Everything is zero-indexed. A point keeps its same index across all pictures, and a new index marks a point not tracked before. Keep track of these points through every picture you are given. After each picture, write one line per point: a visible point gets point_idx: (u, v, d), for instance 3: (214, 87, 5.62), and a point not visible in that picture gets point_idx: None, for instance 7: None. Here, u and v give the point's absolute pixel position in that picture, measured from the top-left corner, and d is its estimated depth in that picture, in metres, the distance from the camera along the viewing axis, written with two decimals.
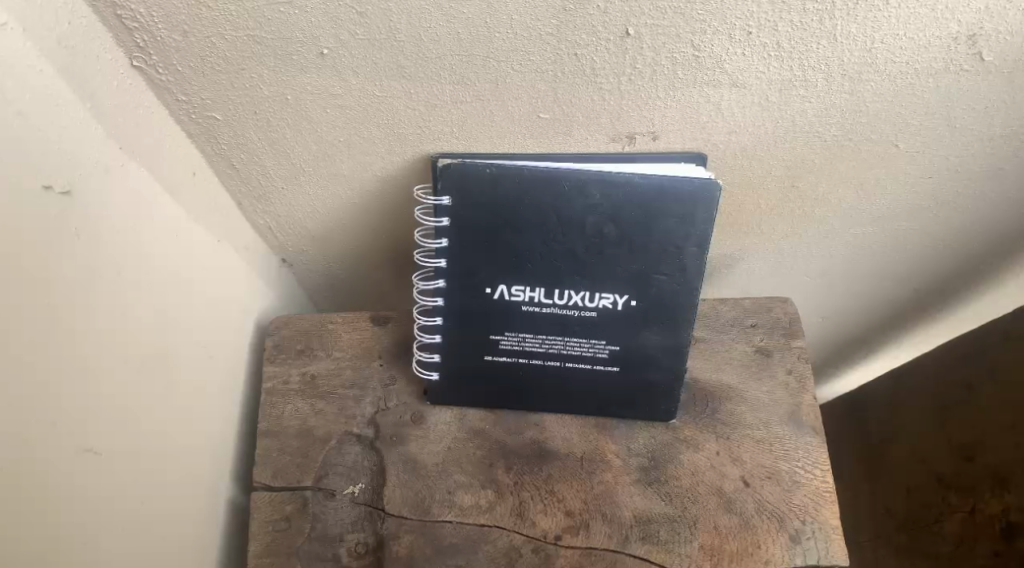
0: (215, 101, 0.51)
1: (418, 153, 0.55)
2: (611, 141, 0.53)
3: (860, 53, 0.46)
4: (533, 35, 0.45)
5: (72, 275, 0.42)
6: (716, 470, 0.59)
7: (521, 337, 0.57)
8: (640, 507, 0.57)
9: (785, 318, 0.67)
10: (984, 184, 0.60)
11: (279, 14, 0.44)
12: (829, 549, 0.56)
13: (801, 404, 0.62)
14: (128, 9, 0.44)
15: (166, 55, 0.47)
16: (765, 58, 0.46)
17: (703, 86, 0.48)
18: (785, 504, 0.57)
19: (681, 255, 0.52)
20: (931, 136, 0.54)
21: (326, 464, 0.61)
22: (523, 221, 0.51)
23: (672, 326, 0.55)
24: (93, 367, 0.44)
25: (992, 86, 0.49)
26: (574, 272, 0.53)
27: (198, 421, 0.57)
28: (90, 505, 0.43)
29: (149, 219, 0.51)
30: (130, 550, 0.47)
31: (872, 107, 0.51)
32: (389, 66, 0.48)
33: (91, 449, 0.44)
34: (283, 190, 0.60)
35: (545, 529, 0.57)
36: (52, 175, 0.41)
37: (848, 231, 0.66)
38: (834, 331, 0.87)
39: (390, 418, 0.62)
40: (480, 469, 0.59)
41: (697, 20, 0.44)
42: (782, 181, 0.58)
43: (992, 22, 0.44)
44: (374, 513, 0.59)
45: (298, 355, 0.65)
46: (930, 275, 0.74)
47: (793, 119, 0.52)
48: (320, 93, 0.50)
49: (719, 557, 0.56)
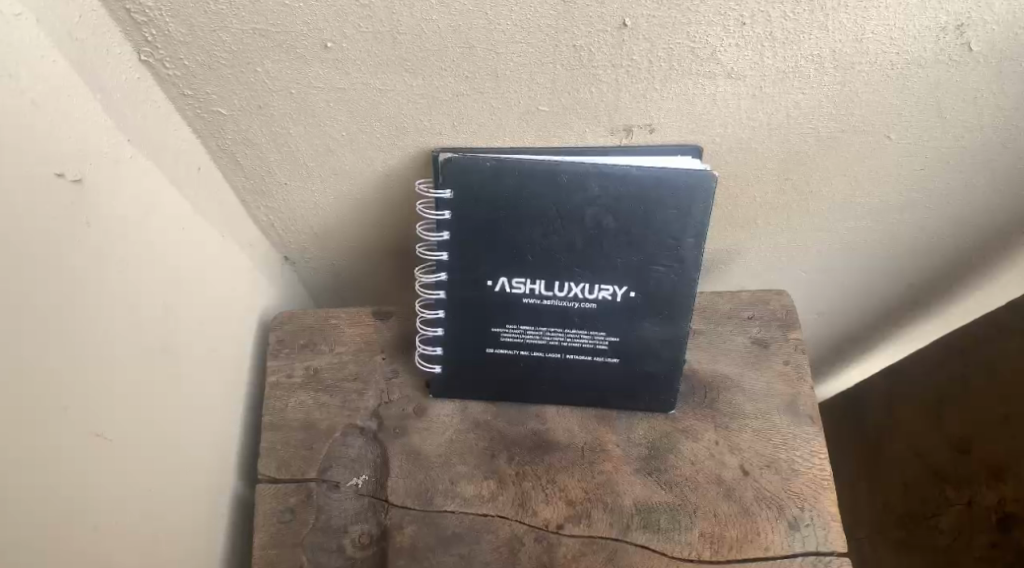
0: (220, 95, 0.52)
1: (418, 147, 0.56)
2: (610, 133, 0.54)
3: (851, 43, 0.47)
4: (532, 26, 0.46)
5: (79, 272, 0.43)
6: (715, 459, 0.60)
7: (523, 329, 0.58)
8: (641, 495, 0.58)
9: (782, 310, 0.68)
10: (978, 176, 0.61)
11: (284, 7, 0.45)
12: (828, 535, 0.56)
13: (799, 395, 0.63)
14: (137, 3, 0.45)
15: (174, 50, 0.48)
16: (759, 48, 0.47)
17: (698, 77, 0.49)
18: (785, 491, 0.58)
19: (679, 248, 0.53)
20: (922, 128, 0.55)
21: (331, 457, 0.61)
22: (523, 214, 0.52)
23: (671, 318, 0.56)
24: (93, 362, 0.45)
25: (982, 77, 0.50)
26: (575, 264, 0.54)
27: (200, 421, 0.57)
28: (94, 494, 0.44)
29: (155, 215, 0.51)
30: (132, 548, 0.47)
31: (865, 98, 0.52)
32: (392, 59, 0.49)
33: (93, 435, 0.44)
34: (287, 186, 0.61)
35: (546, 519, 0.57)
36: (63, 165, 0.42)
37: (843, 226, 0.67)
38: (832, 326, 0.88)
39: (393, 410, 0.63)
40: (482, 460, 0.60)
41: (694, 11, 0.45)
42: (779, 175, 0.60)
43: (980, 12, 0.45)
44: (378, 504, 0.59)
45: (303, 349, 0.66)
46: (925, 269, 0.75)
47: (787, 113, 0.53)
48: (325, 87, 0.51)
49: (719, 544, 0.56)
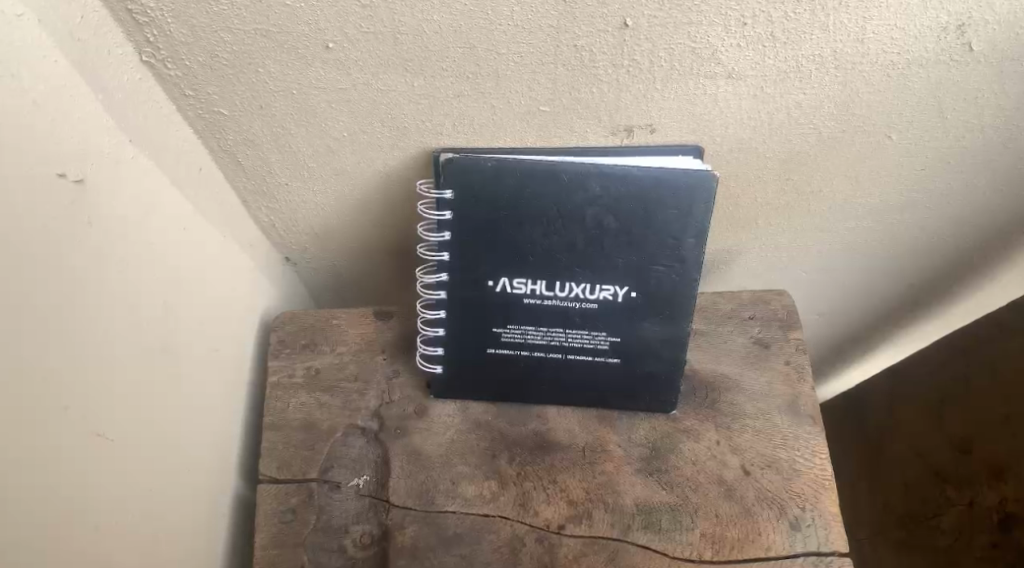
0: (221, 96, 0.52)
1: (419, 147, 0.56)
2: (610, 134, 0.54)
3: (852, 43, 0.47)
4: (533, 26, 0.46)
5: (79, 273, 0.43)
6: (716, 459, 0.60)
7: (524, 330, 0.58)
8: (642, 495, 0.58)
9: (783, 310, 0.68)
10: (978, 176, 0.61)
11: (285, 8, 0.45)
12: (829, 535, 0.56)
13: (799, 395, 0.63)
14: (139, 4, 0.45)
15: (175, 50, 0.48)
16: (760, 48, 0.47)
17: (699, 77, 0.49)
18: (786, 491, 0.58)
19: (680, 248, 0.53)
20: (923, 128, 0.55)
21: (332, 457, 0.61)
22: (523, 215, 0.52)
23: (672, 319, 0.56)
24: (93, 362, 0.45)
25: (983, 77, 0.50)
26: (575, 264, 0.54)
27: (200, 421, 0.57)
28: (93, 494, 0.44)
29: (156, 215, 0.51)
30: (132, 548, 0.47)
31: (865, 99, 0.52)
32: (393, 60, 0.49)
33: (93, 435, 0.44)
34: (287, 186, 0.61)
35: (548, 519, 0.57)
36: (65, 165, 0.42)
37: (843, 226, 0.67)
38: (832, 327, 0.88)
39: (394, 411, 0.63)
40: (483, 460, 0.60)
41: (695, 11, 0.45)
42: (779, 175, 0.60)
43: (981, 12, 0.45)
44: (378, 504, 0.59)
45: (303, 349, 0.66)
46: (925, 269, 0.75)
47: (788, 113, 0.53)
48: (326, 88, 0.51)
49: (720, 544, 0.56)
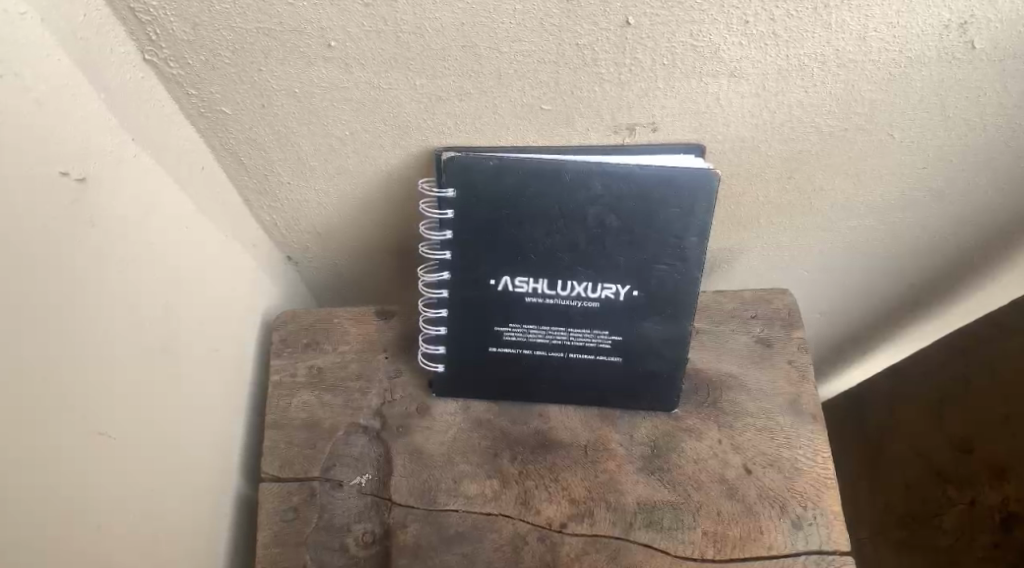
0: (224, 95, 0.52)
1: (421, 146, 0.56)
2: (612, 133, 0.54)
3: (854, 41, 0.47)
4: (535, 24, 0.46)
5: (80, 272, 0.43)
6: (718, 458, 0.60)
7: (527, 328, 0.58)
8: (644, 494, 0.58)
9: (785, 309, 0.68)
10: (980, 175, 0.61)
11: (287, 6, 0.45)
12: (830, 534, 0.56)
13: (801, 394, 0.63)
14: (142, 3, 0.45)
15: (177, 49, 0.48)
16: (761, 47, 0.47)
17: (701, 76, 0.49)
18: (787, 490, 0.58)
19: (681, 246, 0.53)
20: (924, 127, 0.55)
21: (334, 456, 0.61)
22: (525, 213, 0.52)
23: (674, 317, 0.56)
24: (94, 361, 0.45)
25: (985, 75, 0.50)
26: (577, 263, 0.54)
27: (201, 421, 0.57)
28: (94, 494, 0.44)
29: (156, 214, 0.51)
30: (132, 548, 0.47)
31: (867, 97, 0.52)
32: (395, 58, 0.49)
33: (93, 434, 0.44)
34: (289, 185, 0.62)
35: (550, 518, 0.57)
36: (68, 163, 0.42)
37: (845, 225, 0.67)
38: (833, 326, 0.88)
39: (396, 409, 0.63)
40: (485, 459, 0.60)
41: (696, 10, 0.45)
42: (781, 174, 0.60)
43: (983, 9, 0.45)
44: (380, 503, 0.59)
45: (305, 348, 0.66)
46: (927, 269, 0.75)
47: (790, 111, 0.53)
48: (329, 86, 0.51)
49: (721, 543, 0.56)
